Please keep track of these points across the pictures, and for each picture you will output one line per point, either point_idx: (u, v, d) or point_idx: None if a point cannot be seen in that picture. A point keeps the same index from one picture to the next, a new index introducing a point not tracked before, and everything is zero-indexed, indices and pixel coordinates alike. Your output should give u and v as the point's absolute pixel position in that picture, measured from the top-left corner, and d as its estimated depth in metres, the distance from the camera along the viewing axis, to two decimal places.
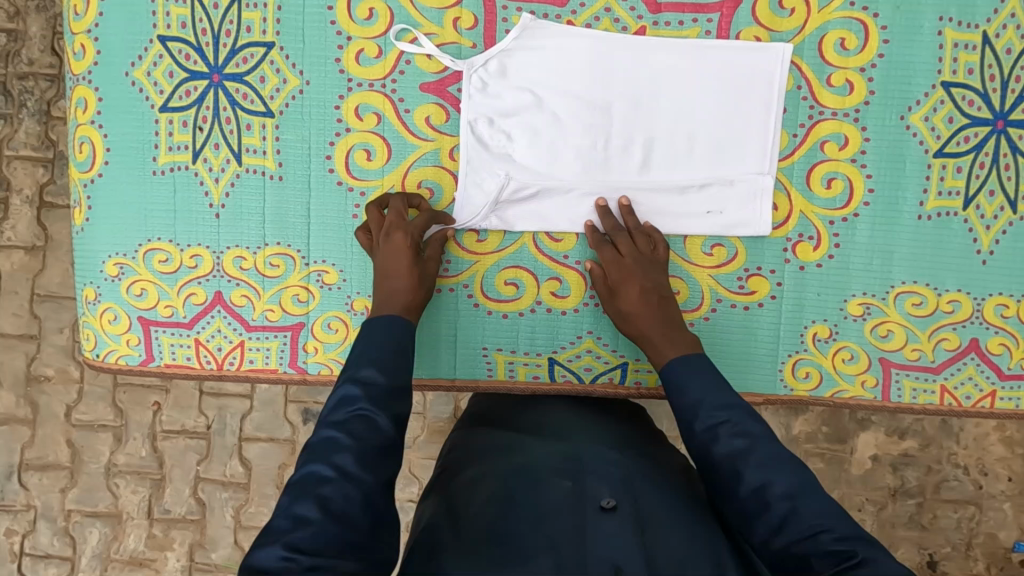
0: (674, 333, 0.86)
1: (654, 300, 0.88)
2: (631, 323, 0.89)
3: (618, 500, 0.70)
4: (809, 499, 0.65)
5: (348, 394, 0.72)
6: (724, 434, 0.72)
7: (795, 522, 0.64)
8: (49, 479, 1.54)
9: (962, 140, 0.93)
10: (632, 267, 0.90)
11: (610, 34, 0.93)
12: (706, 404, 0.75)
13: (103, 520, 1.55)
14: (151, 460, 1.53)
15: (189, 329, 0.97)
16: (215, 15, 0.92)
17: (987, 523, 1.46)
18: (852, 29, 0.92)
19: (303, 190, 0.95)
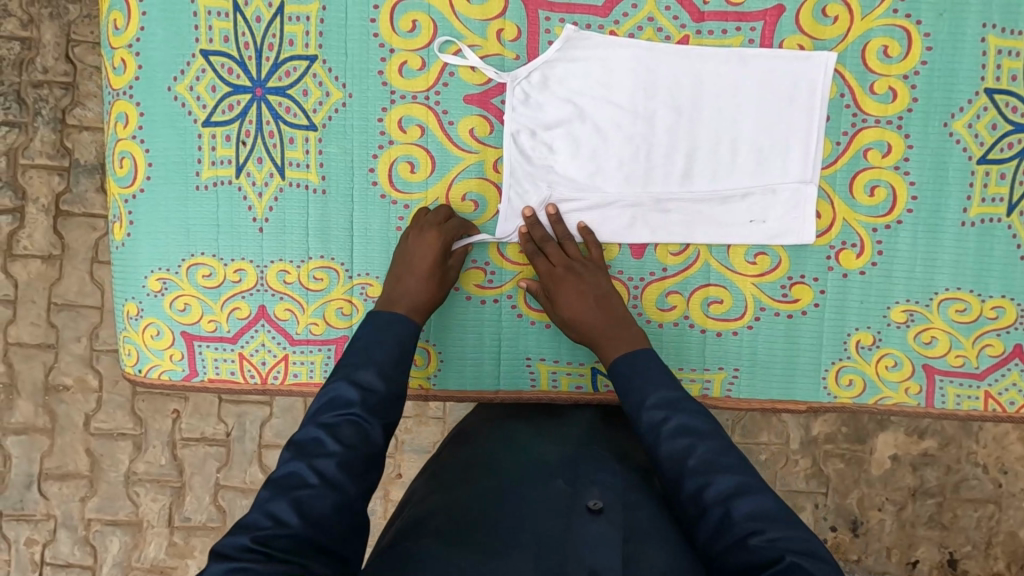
0: (619, 329, 0.87)
1: (592, 304, 0.89)
2: (575, 329, 0.90)
3: (606, 503, 0.74)
4: (746, 499, 0.68)
5: (342, 395, 0.75)
6: (666, 435, 0.75)
7: (730, 524, 0.67)
8: (69, 488, 1.53)
9: (1006, 147, 0.93)
10: (564, 274, 0.91)
11: (655, 44, 0.93)
12: (648, 402, 0.78)
13: (123, 529, 1.54)
14: (172, 469, 1.53)
15: (233, 343, 0.97)
16: (257, 28, 0.92)
17: (1007, 522, 1.47)
18: (895, 37, 0.92)
19: (347, 203, 0.95)
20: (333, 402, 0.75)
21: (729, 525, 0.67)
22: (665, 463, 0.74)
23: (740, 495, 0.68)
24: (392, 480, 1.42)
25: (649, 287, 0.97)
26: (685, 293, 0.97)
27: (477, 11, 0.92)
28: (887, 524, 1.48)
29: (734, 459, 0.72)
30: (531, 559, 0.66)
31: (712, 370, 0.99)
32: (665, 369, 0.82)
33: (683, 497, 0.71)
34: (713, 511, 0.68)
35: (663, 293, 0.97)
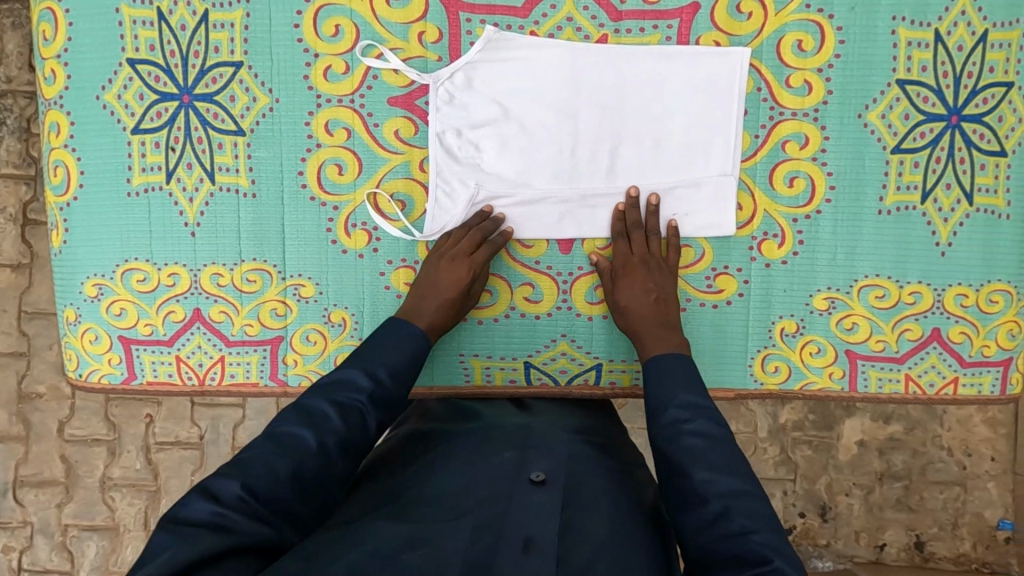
0: (661, 332, 0.88)
1: (649, 298, 0.90)
2: (624, 314, 0.92)
3: (549, 476, 0.74)
4: (751, 501, 0.66)
5: (352, 379, 0.78)
6: (685, 432, 0.73)
7: (726, 520, 0.65)
8: (46, 495, 1.55)
9: (918, 136, 0.95)
10: (640, 265, 0.93)
11: (576, 43, 0.95)
12: (675, 401, 0.76)
13: (100, 534, 1.56)
14: (148, 472, 1.54)
15: (169, 346, 0.99)
16: (183, 36, 0.93)
17: (973, 503, 1.48)
18: (809, 31, 0.94)
19: (277, 206, 0.96)
20: (342, 382, 0.77)
21: (724, 519, 0.65)
22: (676, 457, 0.71)
23: (743, 497, 0.67)
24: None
25: (577, 281, 1.00)
26: None
27: (398, 15, 0.93)
28: (855, 509, 1.50)
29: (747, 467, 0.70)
30: (471, 528, 0.65)
31: None
32: (692, 373, 0.80)
33: (685, 487, 0.69)
34: (714, 504, 0.66)
35: (592, 287, 1.00)
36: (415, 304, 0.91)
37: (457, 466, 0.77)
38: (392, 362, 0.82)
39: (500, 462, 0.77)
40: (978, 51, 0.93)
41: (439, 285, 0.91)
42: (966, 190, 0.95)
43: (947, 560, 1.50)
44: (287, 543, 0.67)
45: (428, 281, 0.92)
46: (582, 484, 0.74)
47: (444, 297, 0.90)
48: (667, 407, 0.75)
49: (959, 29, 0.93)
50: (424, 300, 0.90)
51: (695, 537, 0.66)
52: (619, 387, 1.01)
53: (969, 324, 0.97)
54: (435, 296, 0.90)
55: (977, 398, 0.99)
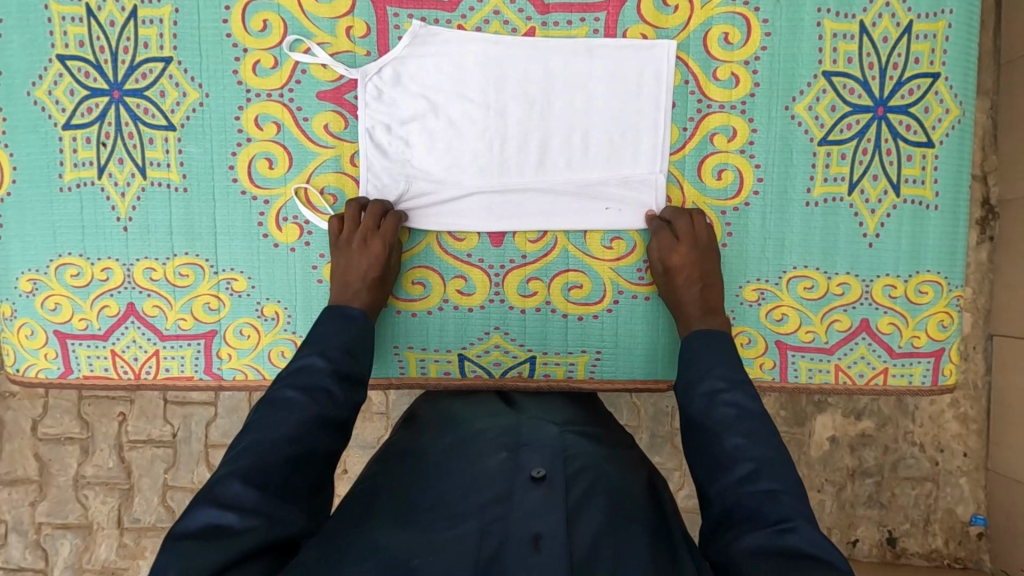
0: (710, 317, 0.90)
1: (698, 285, 0.92)
2: (673, 301, 0.94)
3: (549, 470, 0.71)
4: (776, 469, 0.70)
5: (310, 363, 0.80)
6: (720, 402, 0.77)
7: (753, 482, 0.69)
8: (19, 493, 1.56)
9: (845, 128, 0.95)
10: (689, 253, 0.92)
11: (502, 38, 0.95)
12: (713, 372, 0.80)
13: (74, 532, 1.57)
14: (120, 471, 1.54)
15: (105, 340, 0.99)
16: (111, 32, 0.94)
17: (945, 499, 1.45)
18: (736, 24, 0.95)
19: (208, 200, 0.97)
20: (300, 370, 0.79)
21: (752, 481, 0.69)
22: (709, 423, 0.76)
23: (770, 463, 0.70)
24: (338, 476, 1.45)
25: (509, 274, 1.00)
26: (545, 279, 1.00)
27: (325, 10, 0.94)
28: (827, 505, 1.47)
29: (776, 438, 0.73)
30: (476, 530, 0.65)
31: (575, 354, 1.02)
32: (728, 351, 0.83)
33: (720, 447, 0.73)
34: (742, 466, 0.71)
35: (524, 280, 1.00)
36: (347, 292, 0.91)
37: (432, 468, 0.77)
38: (351, 345, 0.84)
39: (495, 464, 0.75)
40: (903, 43, 0.93)
41: (360, 268, 0.91)
42: (893, 180, 0.95)
43: (918, 557, 1.46)
44: (297, 532, 0.66)
45: (349, 267, 0.92)
46: (580, 475, 0.72)
47: (371, 278, 0.91)
48: (703, 377, 0.80)
49: (884, 21, 0.93)
50: (352, 285, 0.91)
51: (718, 495, 0.70)
52: (553, 380, 1.02)
53: (898, 314, 0.97)
54: (364, 279, 0.91)
55: (907, 388, 0.99)
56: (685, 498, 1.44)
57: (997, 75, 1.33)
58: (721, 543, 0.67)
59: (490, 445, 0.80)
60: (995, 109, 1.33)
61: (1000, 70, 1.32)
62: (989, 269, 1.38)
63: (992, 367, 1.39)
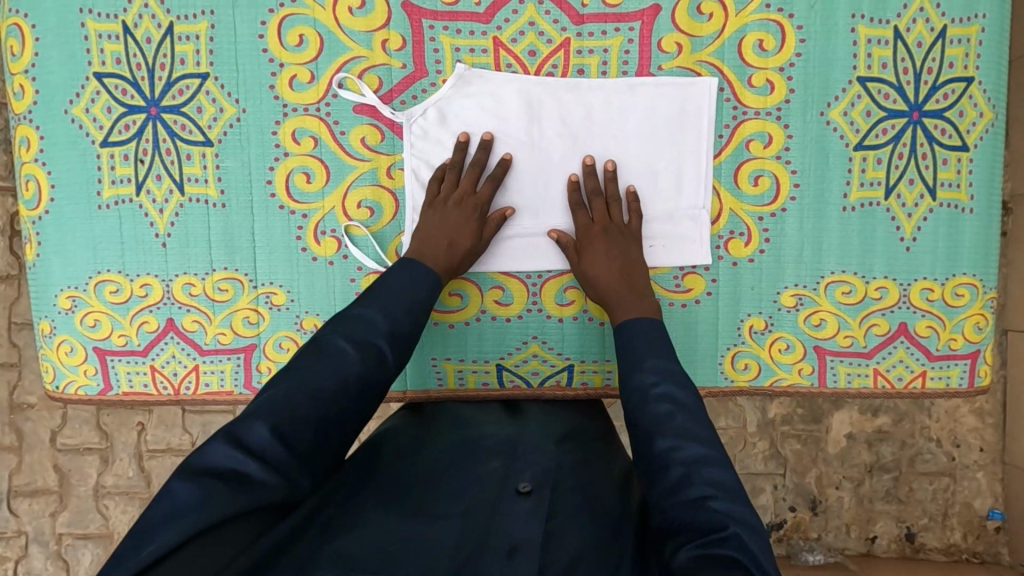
0: (634, 299, 0.87)
1: (616, 267, 0.91)
2: (594, 286, 0.91)
3: (535, 486, 0.72)
4: (713, 468, 0.63)
5: (368, 317, 0.76)
6: (654, 396, 0.71)
7: (687, 484, 0.61)
8: (40, 504, 1.56)
9: (881, 133, 0.96)
10: (597, 234, 0.93)
11: (543, 77, 0.96)
12: (647, 364, 0.75)
13: (94, 542, 1.57)
14: (140, 480, 1.55)
15: (144, 356, 0.99)
16: (148, 49, 0.94)
17: (962, 493, 1.45)
18: (769, 30, 0.95)
19: (247, 215, 0.97)
20: (357, 321, 0.75)
21: (685, 487, 0.61)
22: (644, 420, 0.69)
23: (709, 463, 0.63)
24: None
25: (547, 283, 1.01)
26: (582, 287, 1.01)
27: (361, 23, 0.94)
28: (846, 501, 1.47)
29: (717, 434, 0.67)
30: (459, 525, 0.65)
31: (612, 362, 1.02)
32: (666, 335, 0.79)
33: (652, 454, 0.66)
34: (665, 439, 0.66)
35: (561, 289, 1.01)
36: (425, 247, 0.89)
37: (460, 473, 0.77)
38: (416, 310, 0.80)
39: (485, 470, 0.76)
40: (937, 47, 0.94)
41: (448, 225, 0.91)
42: (930, 185, 0.96)
43: (937, 551, 1.46)
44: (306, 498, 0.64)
45: (433, 224, 0.91)
46: (572, 491, 0.73)
47: (454, 239, 0.91)
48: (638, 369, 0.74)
49: (918, 25, 0.94)
50: (434, 240, 0.90)
51: (657, 504, 0.62)
52: (591, 388, 1.03)
53: (936, 318, 0.98)
54: (446, 241, 0.90)
55: (945, 391, 1.00)
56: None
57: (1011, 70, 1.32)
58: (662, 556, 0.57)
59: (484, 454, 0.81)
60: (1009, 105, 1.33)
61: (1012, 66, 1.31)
62: (1005, 264, 1.37)
63: (1008, 361, 1.39)
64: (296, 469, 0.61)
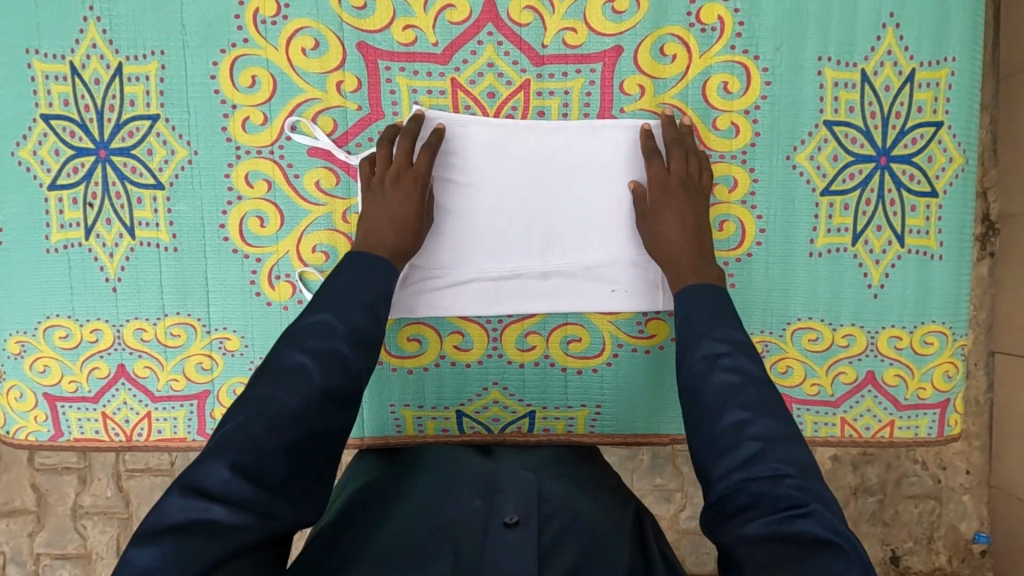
0: (703, 266, 0.83)
1: (690, 228, 0.86)
2: (663, 246, 0.87)
3: (522, 516, 0.70)
4: (782, 447, 0.62)
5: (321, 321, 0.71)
6: (719, 366, 0.69)
7: (758, 462, 0.60)
8: (17, 524, 1.41)
9: (847, 177, 0.93)
10: (678, 191, 0.88)
11: (503, 119, 0.94)
12: (712, 334, 0.72)
13: (72, 563, 1.44)
14: (118, 500, 1.41)
15: (95, 402, 0.97)
16: (97, 90, 0.91)
17: (948, 516, 1.33)
18: (734, 73, 0.92)
19: (200, 259, 0.95)
20: (310, 324, 0.70)
21: (758, 462, 0.61)
22: (708, 395, 0.67)
23: (778, 443, 0.62)
24: None
25: (507, 327, 0.99)
26: (544, 332, 0.99)
27: (315, 65, 0.92)
28: None
29: (780, 409, 0.66)
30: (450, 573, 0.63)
31: (574, 408, 1.00)
32: (721, 309, 0.76)
33: (717, 430, 0.65)
34: (731, 414, 0.65)
35: (522, 334, 0.99)
36: (372, 232, 0.83)
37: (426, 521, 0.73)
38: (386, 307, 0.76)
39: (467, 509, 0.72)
40: (905, 91, 0.91)
41: (390, 205, 0.85)
42: (897, 232, 0.94)
43: None
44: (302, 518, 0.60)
45: (374, 208, 0.85)
46: (556, 518, 0.71)
47: (399, 218, 0.85)
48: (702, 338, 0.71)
49: (886, 69, 0.91)
50: (379, 223, 0.84)
51: (722, 479, 0.61)
52: (553, 435, 1.00)
53: (904, 366, 0.96)
54: (390, 225, 0.84)
55: (914, 440, 0.98)
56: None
57: (997, 89, 1.19)
58: (728, 528, 0.58)
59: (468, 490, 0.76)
60: (995, 122, 1.20)
61: (999, 85, 1.18)
62: (990, 285, 1.25)
63: (995, 384, 1.27)
64: (268, 499, 0.57)
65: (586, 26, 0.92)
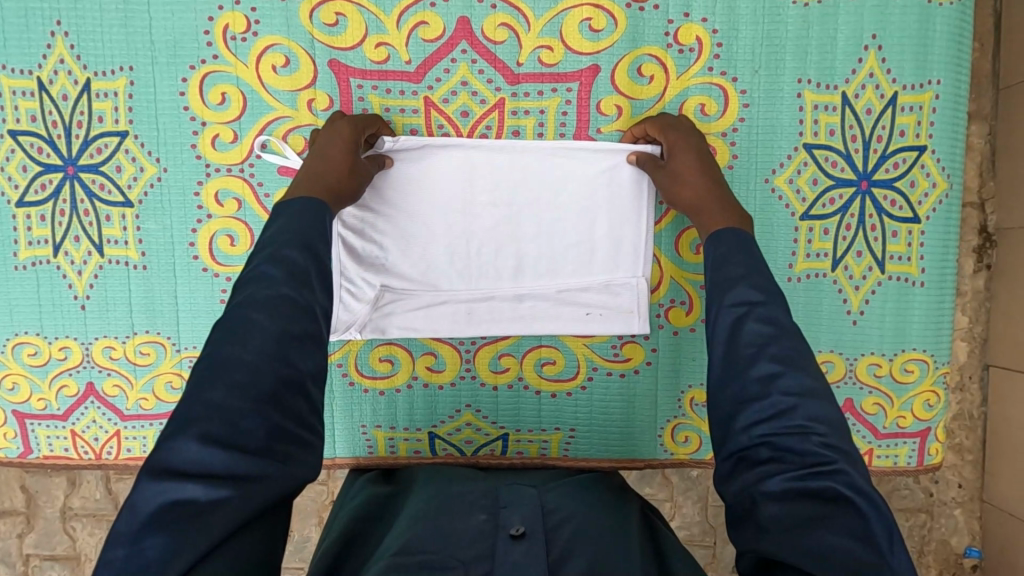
0: (729, 200, 0.78)
1: (706, 164, 0.82)
2: (682, 184, 0.82)
3: (528, 527, 0.68)
4: (815, 403, 0.59)
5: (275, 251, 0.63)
6: (754, 315, 0.65)
7: (788, 416, 0.58)
8: (5, 525, 1.24)
9: (827, 203, 0.91)
10: (685, 132, 0.85)
11: (476, 139, 0.92)
12: (745, 280, 0.68)
13: (63, 564, 1.25)
14: (109, 503, 1.23)
15: (64, 420, 0.97)
16: (64, 106, 0.90)
17: (939, 530, 1.20)
18: (712, 94, 0.90)
19: (169, 278, 0.94)
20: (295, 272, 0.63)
21: (786, 415, 0.58)
22: (743, 347, 0.63)
23: (812, 397, 0.59)
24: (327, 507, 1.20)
25: (480, 350, 0.97)
26: (517, 355, 0.97)
27: (285, 82, 0.90)
28: None
29: (812, 363, 0.62)
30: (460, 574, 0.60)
31: (548, 431, 0.99)
32: (754, 257, 0.70)
33: (747, 378, 0.62)
34: (763, 366, 0.62)
35: (496, 356, 0.97)
36: (316, 169, 0.75)
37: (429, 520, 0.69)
38: None
39: (472, 524, 0.68)
40: (887, 114, 0.89)
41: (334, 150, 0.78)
42: (878, 257, 0.92)
43: None
44: (300, 481, 0.57)
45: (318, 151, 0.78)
46: (561, 527, 0.69)
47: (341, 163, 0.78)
48: (736, 283, 0.67)
49: (867, 92, 0.89)
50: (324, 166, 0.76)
51: (745, 432, 0.59)
52: (526, 458, 0.99)
53: (883, 395, 0.94)
54: (315, 158, 0.77)
55: (892, 469, 0.96)
56: (714, 515, 1.19)
57: (996, 100, 1.10)
58: (747, 481, 0.57)
59: (468, 505, 0.73)
60: (993, 134, 1.11)
61: (998, 96, 1.10)
62: (986, 297, 1.15)
63: (989, 399, 1.16)
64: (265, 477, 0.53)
65: (562, 45, 0.91)
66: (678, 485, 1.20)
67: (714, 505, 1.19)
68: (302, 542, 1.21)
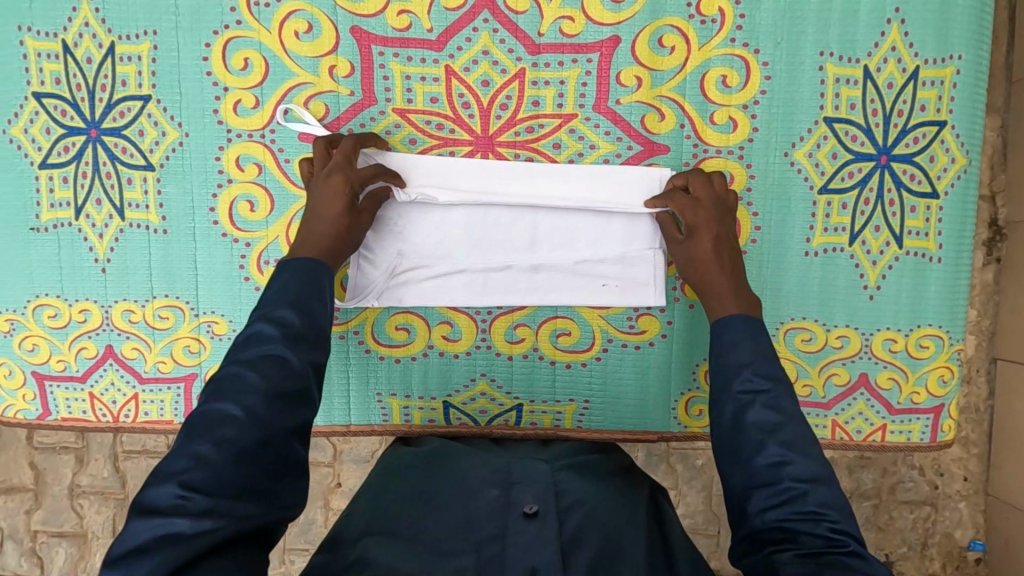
0: (742, 295, 0.78)
1: (725, 252, 0.82)
2: (697, 270, 0.82)
3: (541, 505, 0.68)
4: (823, 490, 0.60)
5: (281, 318, 0.66)
6: (759, 403, 0.66)
7: (801, 501, 0.59)
8: (14, 502, 1.25)
9: (846, 176, 0.92)
10: (707, 211, 0.84)
11: (495, 109, 0.92)
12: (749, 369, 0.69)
13: (69, 540, 1.26)
14: (116, 481, 1.24)
15: (82, 382, 0.97)
16: (89, 69, 0.91)
17: (943, 523, 1.21)
18: (733, 66, 0.91)
19: (189, 242, 0.95)
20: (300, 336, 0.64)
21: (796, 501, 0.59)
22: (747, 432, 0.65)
23: (822, 484, 0.60)
24: (331, 489, 1.21)
25: (497, 319, 0.98)
26: (533, 325, 0.98)
27: (307, 48, 0.91)
28: None
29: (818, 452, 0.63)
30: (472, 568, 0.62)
31: (563, 402, 0.99)
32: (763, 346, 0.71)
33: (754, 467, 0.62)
34: (771, 452, 0.62)
35: (511, 326, 0.98)
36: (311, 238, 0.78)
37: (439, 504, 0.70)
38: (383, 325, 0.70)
39: (484, 504, 0.69)
40: (908, 89, 0.90)
41: (325, 211, 0.80)
42: (896, 232, 0.92)
43: None
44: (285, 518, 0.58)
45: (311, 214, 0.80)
46: (573, 507, 0.69)
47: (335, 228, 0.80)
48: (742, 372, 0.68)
49: (889, 66, 0.89)
50: (318, 234, 0.78)
51: (759, 516, 0.60)
52: (540, 429, 1.00)
53: (898, 369, 0.95)
54: (314, 225, 0.79)
55: (906, 445, 0.96)
56: (718, 505, 1.20)
57: (1009, 93, 1.10)
58: (759, 563, 0.58)
59: (479, 480, 0.74)
60: (1006, 128, 1.11)
61: (1011, 88, 1.10)
62: (994, 291, 1.15)
63: (997, 392, 1.16)
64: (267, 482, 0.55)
65: (583, 15, 0.91)
66: (683, 473, 1.21)
67: (717, 494, 1.20)
68: (308, 523, 1.22)
